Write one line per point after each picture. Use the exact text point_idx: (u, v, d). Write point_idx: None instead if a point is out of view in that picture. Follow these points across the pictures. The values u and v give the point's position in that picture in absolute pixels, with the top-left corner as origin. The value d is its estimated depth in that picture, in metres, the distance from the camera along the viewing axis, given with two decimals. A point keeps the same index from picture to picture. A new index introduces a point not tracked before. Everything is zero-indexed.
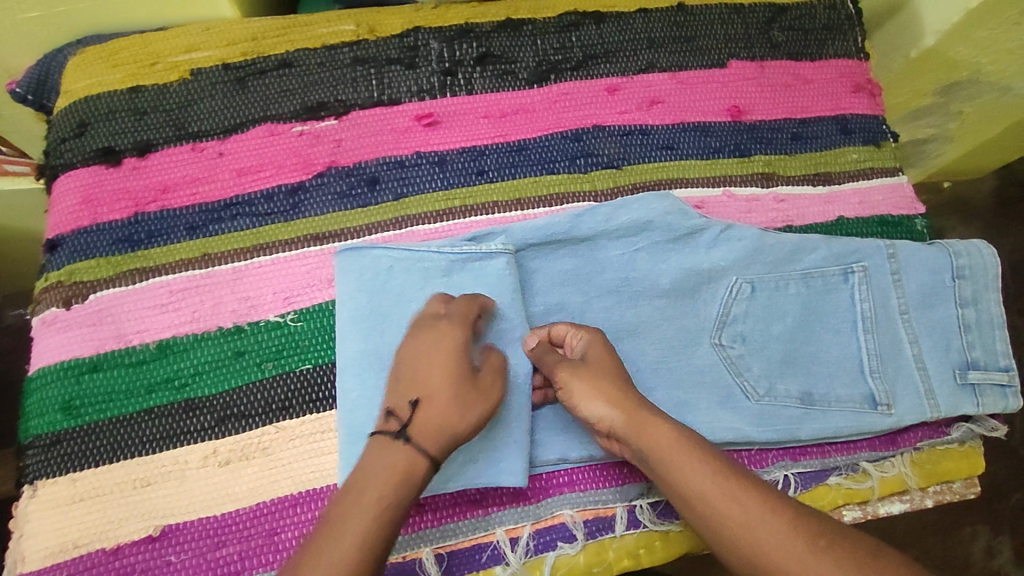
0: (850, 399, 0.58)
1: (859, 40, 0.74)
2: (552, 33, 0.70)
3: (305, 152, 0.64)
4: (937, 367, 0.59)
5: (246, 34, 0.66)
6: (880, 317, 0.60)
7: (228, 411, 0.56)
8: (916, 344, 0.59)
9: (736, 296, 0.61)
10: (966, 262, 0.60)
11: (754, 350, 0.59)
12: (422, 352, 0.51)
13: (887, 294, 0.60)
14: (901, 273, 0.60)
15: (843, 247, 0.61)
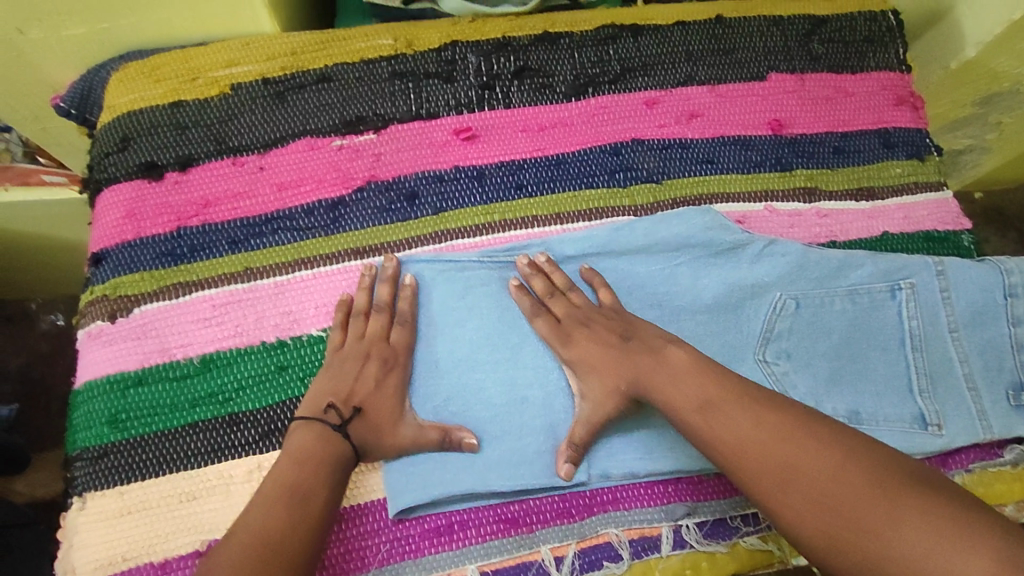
0: (900, 419, 0.57)
1: (900, 51, 0.73)
2: (590, 46, 0.70)
3: (345, 166, 0.64)
4: (990, 388, 0.57)
5: (286, 49, 0.67)
6: (929, 335, 0.59)
7: (272, 426, 0.56)
8: (966, 363, 0.58)
9: (780, 313, 0.60)
10: (1019, 281, 0.59)
11: (798, 367, 0.59)
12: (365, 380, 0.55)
13: (935, 311, 0.59)
14: (949, 290, 0.59)
15: (890, 263, 0.60)
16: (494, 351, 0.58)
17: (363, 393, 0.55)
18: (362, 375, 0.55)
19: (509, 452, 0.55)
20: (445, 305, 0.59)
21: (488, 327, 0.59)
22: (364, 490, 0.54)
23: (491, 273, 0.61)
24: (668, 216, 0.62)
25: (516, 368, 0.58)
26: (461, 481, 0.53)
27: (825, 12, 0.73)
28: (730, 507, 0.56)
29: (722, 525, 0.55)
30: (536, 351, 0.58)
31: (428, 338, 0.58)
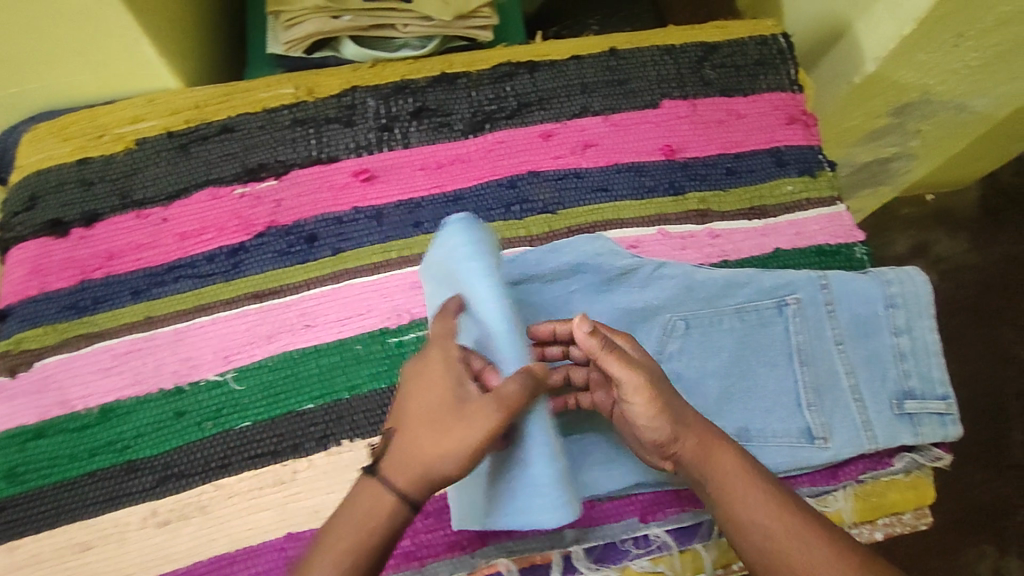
0: (786, 434, 0.58)
1: (791, 73, 0.75)
2: (486, 85, 0.72)
3: (246, 213, 0.66)
4: (875, 399, 0.59)
5: (190, 103, 0.69)
6: (814, 349, 0.60)
7: (169, 471, 0.57)
8: (853, 375, 0.59)
9: (670, 334, 0.61)
10: (898, 290, 0.60)
11: (688, 387, 0.59)
12: (413, 400, 0.48)
13: (821, 325, 0.60)
14: (833, 303, 0.61)
15: (775, 280, 0.62)
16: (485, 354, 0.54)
17: (421, 410, 0.47)
18: (405, 397, 0.49)
19: None
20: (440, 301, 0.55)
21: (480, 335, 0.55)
22: (258, 531, 0.56)
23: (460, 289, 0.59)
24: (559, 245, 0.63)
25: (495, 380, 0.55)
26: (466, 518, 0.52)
27: (716, 38, 0.76)
28: (621, 531, 0.56)
29: (613, 549, 0.56)
30: None
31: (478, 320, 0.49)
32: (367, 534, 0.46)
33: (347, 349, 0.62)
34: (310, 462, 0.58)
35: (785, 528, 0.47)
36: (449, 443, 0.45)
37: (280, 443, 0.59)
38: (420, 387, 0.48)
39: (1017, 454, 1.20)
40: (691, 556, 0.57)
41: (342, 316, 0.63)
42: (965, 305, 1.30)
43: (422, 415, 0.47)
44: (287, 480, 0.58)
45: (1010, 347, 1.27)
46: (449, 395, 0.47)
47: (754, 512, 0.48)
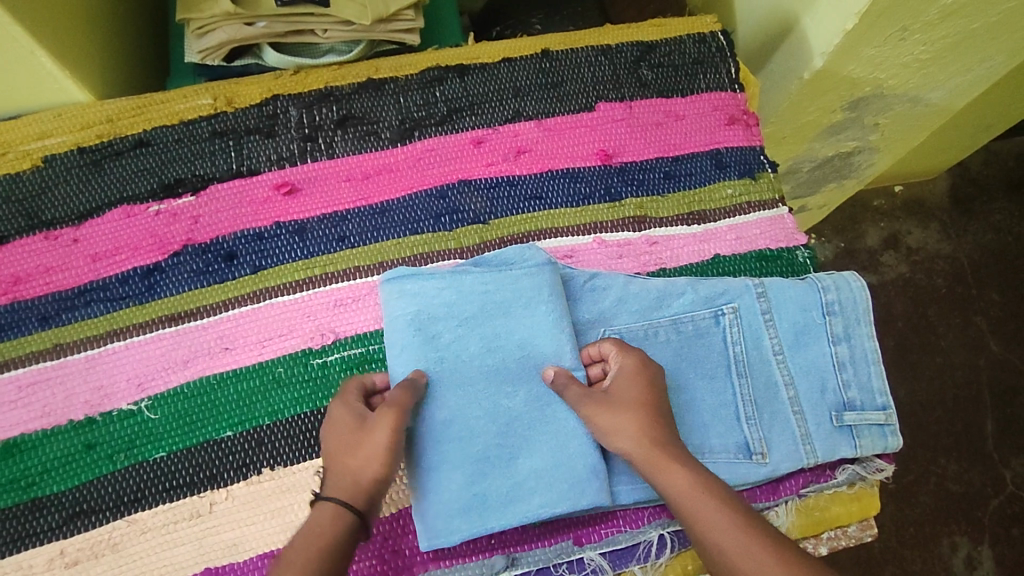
0: (724, 450, 0.56)
1: (732, 71, 0.73)
2: (415, 91, 0.69)
3: (161, 231, 0.63)
4: (813, 410, 0.57)
5: (101, 116, 0.65)
6: (751, 360, 0.58)
7: (78, 508, 0.55)
8: (791, 386, 0.58)
9: None
10: (835, 297, 0.59)
11: None
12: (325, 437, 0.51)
13: (758, 335, 0.59)
14: (770, 312, 0.59)
15: (710, 289, 0.60)
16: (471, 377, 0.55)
17: (337, 446, 0.49)
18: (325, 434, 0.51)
19: (505, 488, 0.53)
20: (451, 312, 0.56)
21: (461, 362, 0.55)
22: (174, 569, 0.54)
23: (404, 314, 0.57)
24: (489, 260, 0.61)
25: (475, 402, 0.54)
26: (459, 528, 0.52)
27: (653, 37, 0.73)
28: (555, 555, 0.54)
29: (546, 575, 0.54)
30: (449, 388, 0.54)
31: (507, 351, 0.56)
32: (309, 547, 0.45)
33: (268, 373, 0.59)
34: (230, 493, 0.56)
35: (738, 543, 0.45)
36: (362, 454, 0.48)
37: (197, 474, 0.56)
38: (336, 428, 0.50)
39: (987, 444, 1.20)
40: None
41: (262, 337, 0.60)
42: (935, 296, 1.30)
43: (329, 450, 0.50)
44: (204, 514, 0.55)
45: (978, 337, 1.27)
46: (344, 425, 0.50)
47: (707, 526, 0.46)
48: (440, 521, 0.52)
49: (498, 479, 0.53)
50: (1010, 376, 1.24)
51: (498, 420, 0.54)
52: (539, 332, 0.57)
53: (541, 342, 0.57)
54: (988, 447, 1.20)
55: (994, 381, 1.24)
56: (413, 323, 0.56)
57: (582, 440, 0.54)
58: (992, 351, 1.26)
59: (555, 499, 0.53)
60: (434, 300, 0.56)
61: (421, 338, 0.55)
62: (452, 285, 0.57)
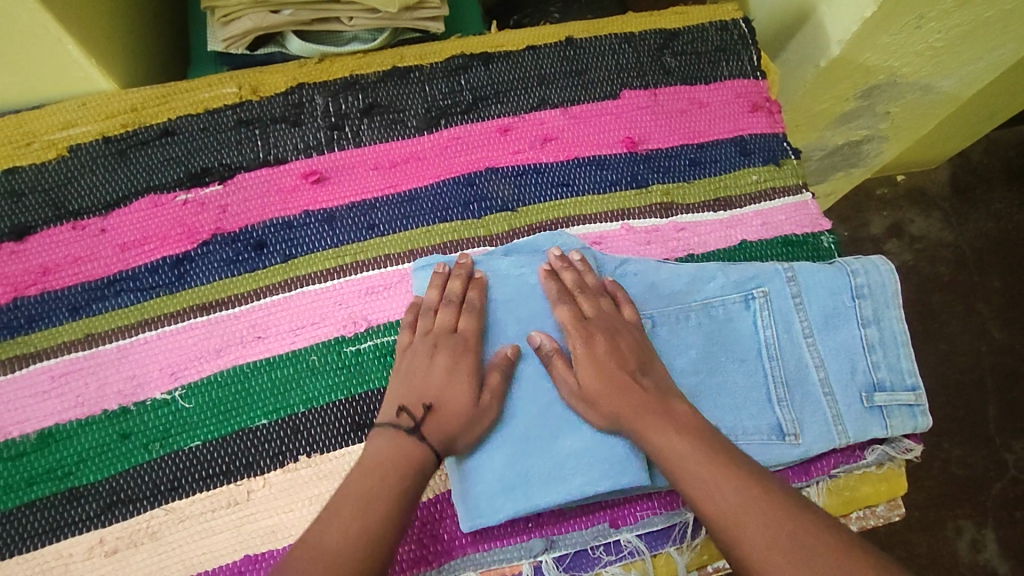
0: (758, 432, 0.57)
1: (754, 58, 0.73)
2: (440, 79, 0.69)
3: (190, 221, 0.63)
4: (844, 391, 0.58)
5: (125, 106, 0.65)
6: (783, 343, 0.59)
7: (115, 497, 0.54)
8: (822, 368, 0.58)
9: None
10: (865, 281, 0.59)
11: None
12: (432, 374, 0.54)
13: (789, 318, 0.59)
14: (801, 295, 0.60)
15: (741, 273, 0.60)
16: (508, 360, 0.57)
17: (458, 398, 0.53)
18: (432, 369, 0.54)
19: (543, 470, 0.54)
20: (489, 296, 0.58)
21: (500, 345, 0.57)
22: (213, 556, 0.53)
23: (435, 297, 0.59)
24: (520, 248, 0.62)
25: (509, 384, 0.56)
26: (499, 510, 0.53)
27: (676, 25, 0.74)
28: (592, 538, 0.55)
29: (583, 557, 0.55)
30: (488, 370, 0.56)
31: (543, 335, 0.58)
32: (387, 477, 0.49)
33: (302, 361, 0.59)
34: (267, 480, 0.55)
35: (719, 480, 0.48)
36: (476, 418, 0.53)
37: (232, 462, 0.56)
38: (458, 376, 0.54)
39: (992, 430, 1.21)
40: (664, 560, 0.56)
41: (294, 326, 0.60)
42: (939, 283, 1.31)
43: (437, 390, 0.53)
44: (242, 502, 0.55)
45: (982, 324, 1.28)
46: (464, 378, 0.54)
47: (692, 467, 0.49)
48: (483, 501, 0.53)
49: (540, 458, 0.54)
50: (1015, 362, 1.26)
51: (537, 401, 0.55)
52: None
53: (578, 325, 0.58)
54: (993, 432, 1.21)
55: (998, 366, 1.25)
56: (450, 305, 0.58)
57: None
58: (996, 338, 1.28)
59: (595, 479, 0.53)
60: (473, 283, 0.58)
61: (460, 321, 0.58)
62: (487, 270, 0.59)
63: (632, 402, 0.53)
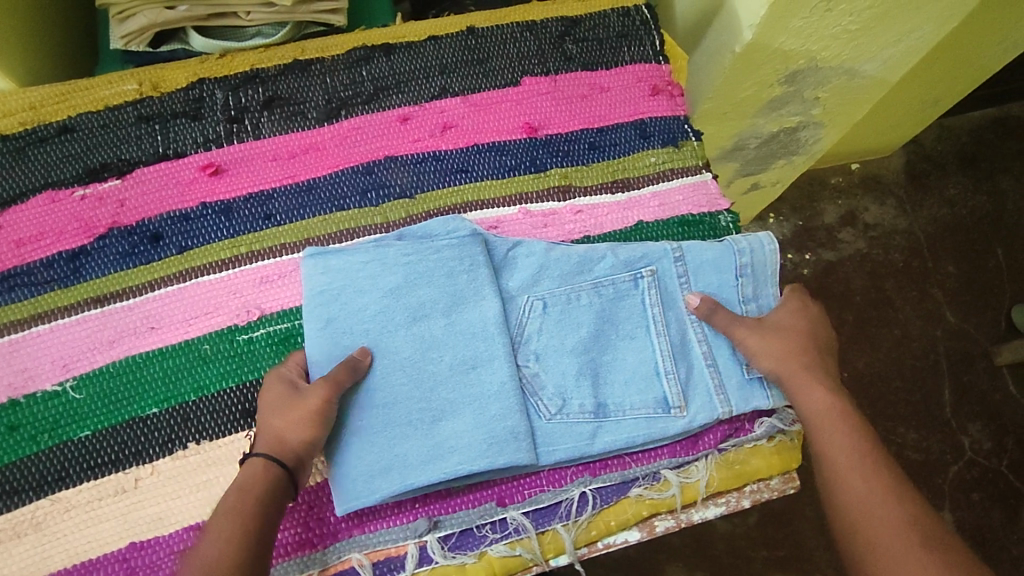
0: (644, 405, 0.58)
1: (656, 43, 0.74)
2: (342, 71, 0.70)
3: (87, 215, 0.63)
4: (727, 363, 0.59)
5: (24, 104, 0.66)
6: (670, 318, 0.60)
7: (0, 489, 0.54)
8: (706, 343, 0.60)
9: (529, 314, 0.59)
10: (749, 260, 0.61)
11: (548, 367, 0.58)
12: (268, 410, 0.53)
13: (675, 297, 0.60)
14: (687, 274, 0.61)
15: (631, 253, 0.61)
16: (395, 344, 0.56)
17: (283, 425, 0.52)
18: (266, 407, 0.54)
19: (425, 449, 0.54)
20: (377, 284, 0.58)
21: (387, 328, 0.57)
22: (97, 545, 0.54)
23: (324, 277, 0.58)
24: (413, 233, 0.62)
25: (396, 368, 0.56)
26: (382, 488, 0.53)
27: (578, 13, 0.75)
28: (477, 516, 0.55)
29: (469, 536, 0.55)
30: (378, 351, 0.56)
31: (431, 319, 0.57)
32: (246, 498, 0.49)
33: (194, 350, 0.59)
34: (156, 468, 0.56)
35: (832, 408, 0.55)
36: (290, 420, 0.52)
37: (122, 451, 0.56)
38: (283, 412, 0.53)
39: (947, 412, 1.22)
40: (551, 537, 0.56)
41: (188, 316, 0.60)
42: (890, 269, 1.32)
43: (268, 422, 0.53)
44: (129, 489, 0.55)
45: (939, 308, 1.29)
46: (275, 397, 0.54)
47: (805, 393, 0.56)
48: (359, 484, 0.53)
49: (423, 443, 0.54)
50: (967, 345, 1.27)
51: (423, 386, 0.56)
52: (466, 297, 0.58)
53: (468, 310, 0.58)
54: (948, 415, 1.22)
55: (952, 350, 1.26)
56: (336, 295, 0.57)
57: (503, 402, 0.56)
58: (949, 321, 1.28)
59: (472, 458, 0.54)
60: (359, 272, 0.58)
61: (348, 310, 0.57)
62: (375, 258, 0.58)
63: (798, 364, 0.57)
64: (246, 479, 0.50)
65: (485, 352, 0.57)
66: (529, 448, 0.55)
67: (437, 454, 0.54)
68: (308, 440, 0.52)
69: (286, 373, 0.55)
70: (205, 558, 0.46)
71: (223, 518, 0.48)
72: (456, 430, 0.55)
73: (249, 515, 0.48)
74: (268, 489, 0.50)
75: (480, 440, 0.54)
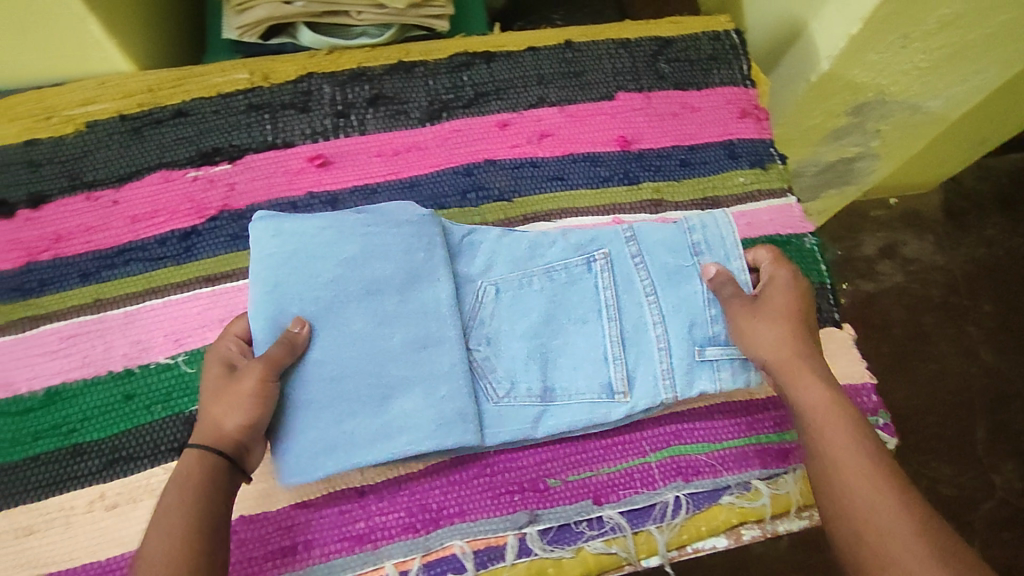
0: (590, 390, 0.59)
1: (744, 68, 0.77)
2: (444, 74, 0.72)
3: (199, 197, 0.66)
4: (677, 344, 0.60)
5: (142, 87, 0.68)
6: (622, 302, 0.62)
7: (116, 454, 0.57)
8: (661, 324, 0.61)
9: (482, 299, 0.62)
10: (701, 237, 0.63)
11: (498, 350, 0.60)
12: (208, 393, 0.54)
13: (631, 277, 0.62)
14: (640, 255, 0.63)
15: (581, 238, 0.64)
16: (344, 316, 0.57)
17: (224, 410, 0.53)
18: (207, 390, 0.54)
19: (371, 426, 0.55)
20: (331, 252, 0.58)
21: (338, 296, 0.57)
22: None
23: (284, 241, 0.58)
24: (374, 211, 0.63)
25: (344, 339, 0.56)
26: (319, 463, 0.54)
27: (671, 34, 0.77)
28: (575, 513, 0.57)
29: (566, 531, 0.57)
30: (330, 319, 0.57)
31: (382, 294, 0.58)
32: (187, 491, 0.49)
33: None
34: None
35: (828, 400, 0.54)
36: (225, 405, 0.53)
37: None
38: (221, 397, 0.53)
39: (980, 449, 1.24)
40: (644, 538, 0.57)
41: None
42: (929, 304, 1.34)
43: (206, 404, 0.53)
44: None
45: (974, 346, 1.31)
46: (212, 379, 0.54)
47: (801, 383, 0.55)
48: (302, 458, 0.54)
49: (367, 417, 0.55)
50: (1002, 384, 1.29)
51: (374, 361, 0.57)
52: (420, 276, 0.59)
53: (420, 289, 0.59)
54: (982, 453, 1.24)
55: (987, 389, 1.28)
56: (290, 259, 0.57)
57: (451, 383, 0.57)
58: (986, 359, 1.31)
59: (420, 438, 0.55)
60: (312, 239, 0.58)
61: (298, 277, 0.57)
62: (332, 227, 0.59)
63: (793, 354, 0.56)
64: (185, 471, 0.50)
65: (436, 333, 0.58)
66: (473, 433, 0.56)
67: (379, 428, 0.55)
68: (246, 424, 0.52)
69: (221, 352, 0.56)
70: (155, 550, 0.47)
71: (168, 511, 0.49)
72: (411, 409, 0.56)
73: (192, 506, 0.49)
74: (209, 480, 0.50)
75: (433, 419, 0.56)
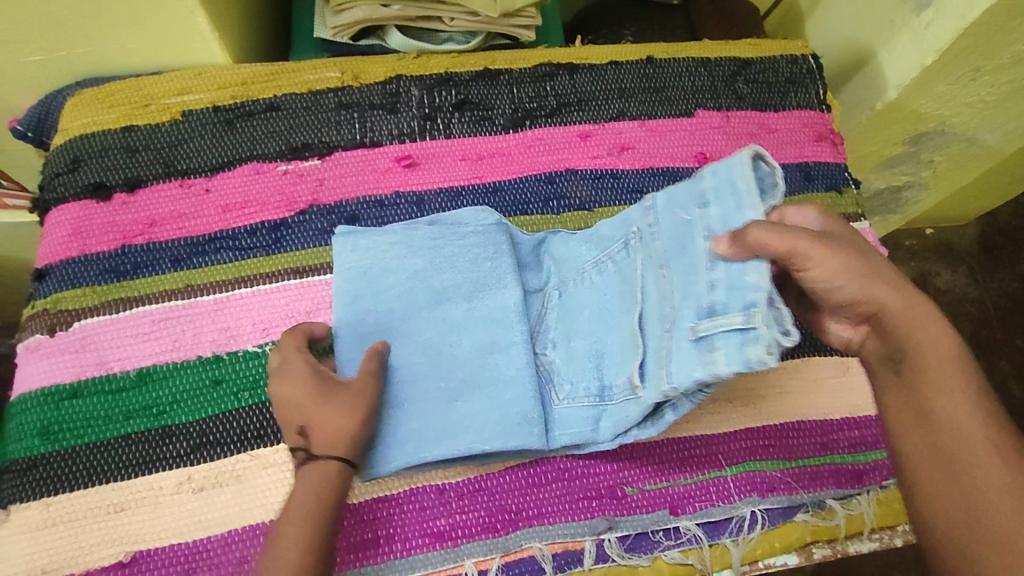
0: (626, 386, 0.53)
1: (821, 92, 0.78)
2: (528, 83, 0.74)
3: (289, 190, 0.67)
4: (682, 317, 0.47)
5: (236, 79, 0.70)
6: (647, 282, 0.52)
7: (204, 439, 0.58)
8: (670, 297, 0.49)
9: (548, 305, 0.62)
10: (712, 184, 0.49)
11: (565, 355, 0.60)
12: (295, 395, 0.52)
13: (649, 250, 0.53)
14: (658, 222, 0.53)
15: (610, 226, 0.59)
16: (415, 325, 0.59)
17: (335, 416, 0.52)
18: (302, 395, 0.52)
19: (441, 423, 0.56)
20: (402, 265, 0.61)
21: (410, 307, 0.60)
22: None
23: (358, 252, 0.61)
24: (444, 221, 0.65)
25: (414, 346, 0.58)
26: (395, 457, 0.55)
27: (750, 55, 0.78)
28: (652, 522, 0.58)
29: (644, 540, 0.58)
30: (401, 330, 0.59)
31: (451, 302, 0.60)
32: (314, 498, 0.49)
33: None
34: None
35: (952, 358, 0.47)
36: (335, 411, 0.52)
37: None
38: (329, 403, 0.52)
39: None
40: (720, 551, 0.59)
41: None
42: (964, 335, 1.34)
43: (304, 409, 0.52)
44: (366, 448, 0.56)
45: (1007, 381, 1.31)
46: (304, 383, 0.52)
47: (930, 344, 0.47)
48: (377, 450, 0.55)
49: (435, 414, 0.56)
50: None
51: (442, 366, 0.58)
52: (487, 284, 0.61)
53: (489, 297, 0.61)
54: None
55: None
56: (363, 273, 0.60)
57: (518, 387, 0.58)
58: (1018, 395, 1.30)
59: (485, 437, 0.55)
60: (386, 252, 0.61)
61: (372, 290, 0.60)
62: (402, 240, 0.61)
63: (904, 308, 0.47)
64: (309, 477, 0.50)
65: (504, 338, 0.59)
66: (539, 436, 0.56)
67: (453, 425, 0.56)
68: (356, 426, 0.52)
69: (300, 357, 0.54)
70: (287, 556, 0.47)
71: (295, 518, 0.49)
72: (483, 407, 0.57)
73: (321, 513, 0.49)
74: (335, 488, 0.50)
75: (500, 419, 0.56)
